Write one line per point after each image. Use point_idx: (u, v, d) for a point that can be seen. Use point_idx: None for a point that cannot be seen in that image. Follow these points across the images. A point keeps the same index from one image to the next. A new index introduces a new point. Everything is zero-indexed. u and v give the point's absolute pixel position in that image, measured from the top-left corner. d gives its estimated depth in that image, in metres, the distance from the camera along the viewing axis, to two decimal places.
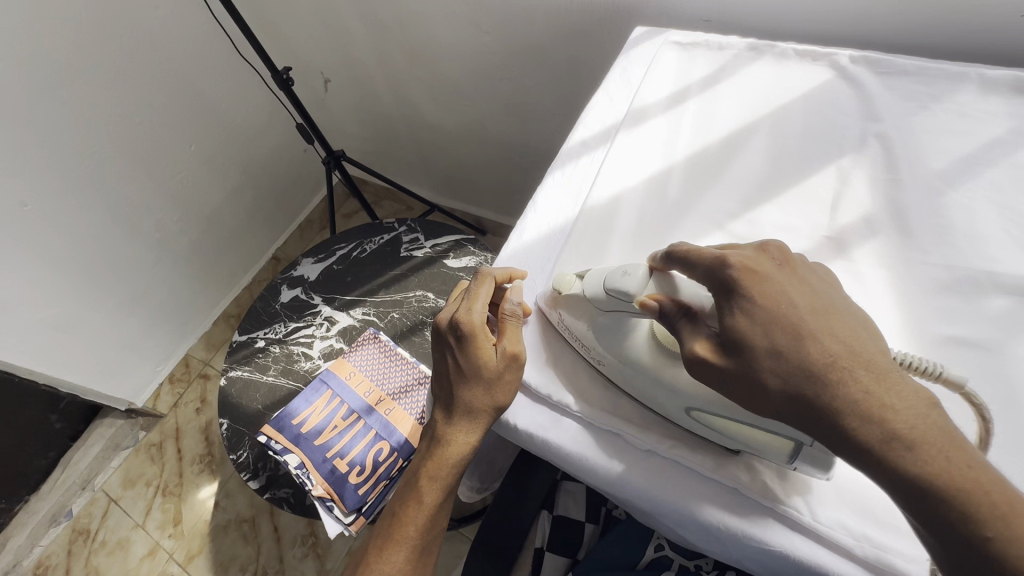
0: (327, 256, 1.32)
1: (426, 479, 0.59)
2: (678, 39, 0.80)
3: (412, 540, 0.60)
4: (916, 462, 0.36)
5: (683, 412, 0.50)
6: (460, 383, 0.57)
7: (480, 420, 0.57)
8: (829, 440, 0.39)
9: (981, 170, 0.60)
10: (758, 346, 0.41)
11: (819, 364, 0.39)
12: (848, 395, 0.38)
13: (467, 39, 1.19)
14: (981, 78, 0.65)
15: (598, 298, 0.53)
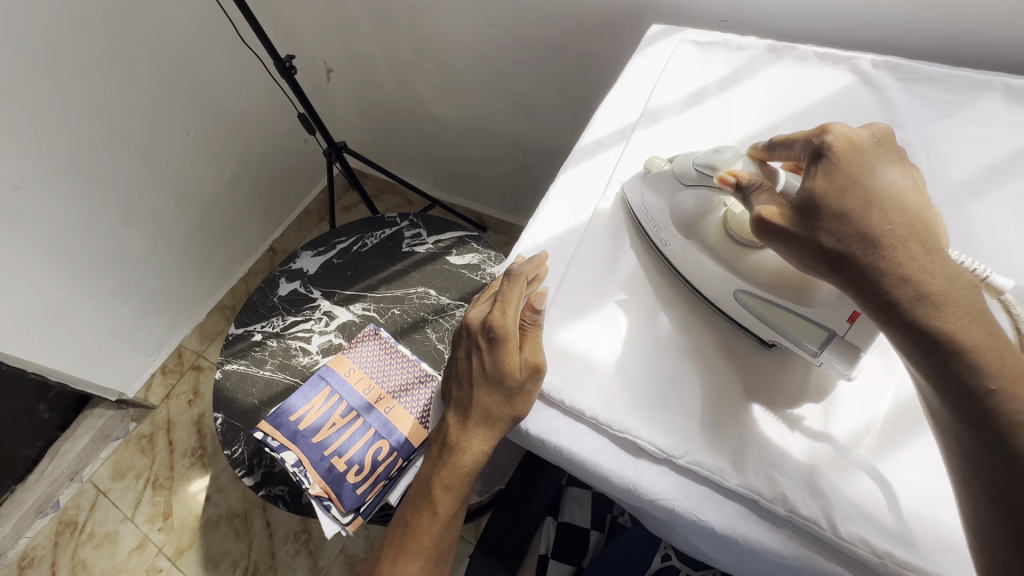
0: (327, 249, 1.29)
1: (440, 485, 0.58)
2: (695, 38, 0.78)
3: (425, 548, 0.59)
4: (938, 316, 0.37)
5: (732, 295, 0.54)
6: (484, 387, 0.56)
7: (499, 428, 0.56)
8: (860, 288, 0.41)
9: (1003, 181, 0.59)
10: (829, 202, 0.43)
11: (879, 226, 0.41)
12: (889, 254, 0.40)
13: (475, 31, 1.16)
14: (1005, 87, 0.64)
15: (685, 173, 0.57)
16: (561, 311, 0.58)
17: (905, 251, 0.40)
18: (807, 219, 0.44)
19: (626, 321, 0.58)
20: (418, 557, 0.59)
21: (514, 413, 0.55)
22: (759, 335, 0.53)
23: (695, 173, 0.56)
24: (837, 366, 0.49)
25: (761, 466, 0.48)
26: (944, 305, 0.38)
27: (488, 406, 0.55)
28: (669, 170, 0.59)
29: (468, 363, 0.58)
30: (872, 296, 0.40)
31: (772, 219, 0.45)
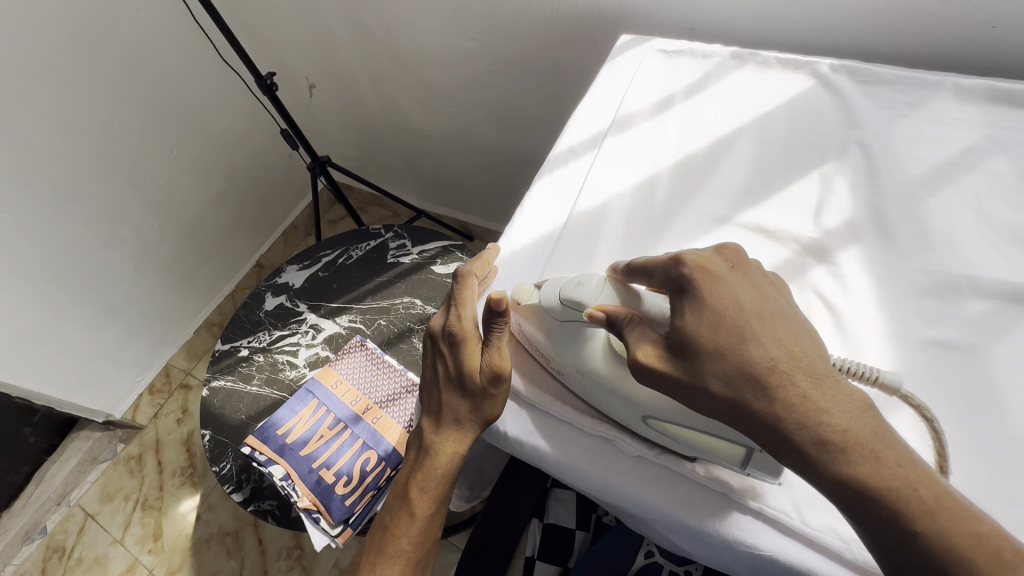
0: (312, 262, 1.31)
1: (416, 487, 0.59)
2: (663, 48, 0.81)
3: (406, 551, 0.59)
4: (847, 463, 0.37)
5: (641, 421, 0.50)
6: (450, 391, 0.58)
7: (472, 425, 0.57)
8: (767, 440, 0.40)
9: (958, 175, 0.61)
10: (704, 344, 0.42)
11: (761, 365, 0.40)
12: (781, 399, 0.39)
13: (453, 45, 1.19)
14: (957, 87, 0.67)
15: (552, 308, 0.53)
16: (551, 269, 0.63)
17: (797, 390, 0.39)
18: (685, 362, 0.42)
19: None
20: (400, 561, 0.59)
21: (485, 409, 0.56)
22: (682, 452, 0.49)
23: (562, 308, 0.53)
24: (765, 474, 0.46)
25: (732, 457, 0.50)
26: (852, 449, 0.37)
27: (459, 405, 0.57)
28: (536, 303, 0.55)
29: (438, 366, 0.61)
30: (781, 448, 0.39)
31: (670, 370, 0.43)
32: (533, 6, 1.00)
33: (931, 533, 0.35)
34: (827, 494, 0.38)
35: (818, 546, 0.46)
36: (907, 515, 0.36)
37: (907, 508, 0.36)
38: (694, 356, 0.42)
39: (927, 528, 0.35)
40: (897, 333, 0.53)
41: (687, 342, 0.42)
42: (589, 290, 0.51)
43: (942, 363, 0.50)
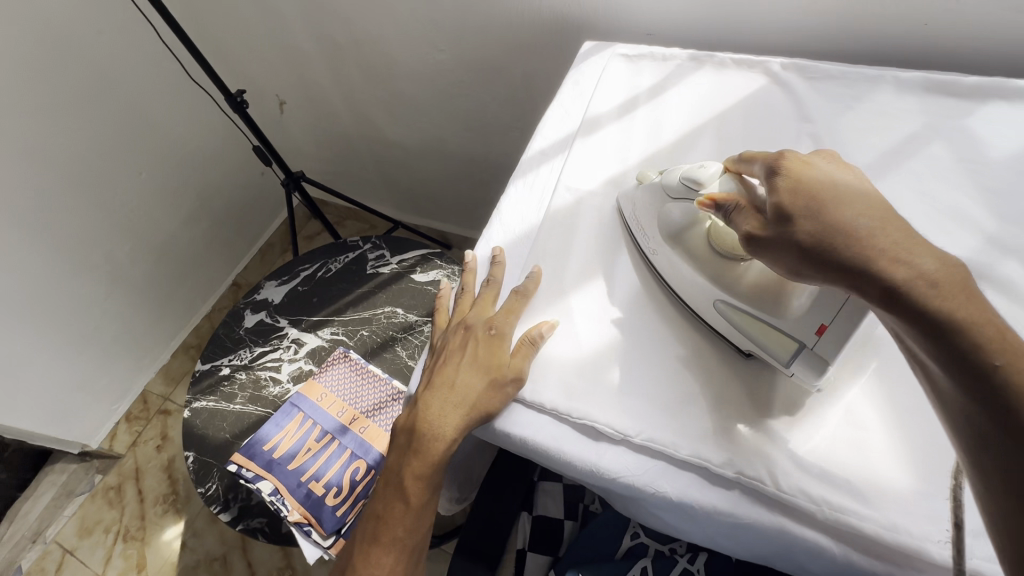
0: (291, 277, 1.31)
1: (409, 475, 0.59)
2: (624, 53, 0.85)
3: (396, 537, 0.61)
4: (937, 299, 0.38)
5: (711, 304, 0.56)
6: (467, 381, 0.58)
7: (471, 415, 0.56)
8: (855, 281, 0.41)
9: (902, 161, 0.65)
10: (796, 205, 0.46)
11: (850, 221, 0.43)
12: (869, 244, 0.41)
13: (423, 57, 1.21)
14: (896, 80, 0.72)
15: (672, 187, 0.61)
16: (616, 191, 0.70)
17: (884, 238, 0.42)
18: (781, 222, 0.47)
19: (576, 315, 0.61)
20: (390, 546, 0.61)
21: (487, 398, 0.57)
22: (739, 344, 0.55)
23: (680, 186, 0.60)
24: (807, 377, 0.50)
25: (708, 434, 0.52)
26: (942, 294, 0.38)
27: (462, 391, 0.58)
28: (657, 183, 0.63)
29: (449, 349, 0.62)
30: (870, 289, 0.41)
31: (769, 232, 0.47)
32: (500, 16, 1.03)
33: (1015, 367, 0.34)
34: (919, 334, 0.38)
35: (792, 509, 0.48)
36: (989, 347, 0.35)
37: (989, 341, 0.35)
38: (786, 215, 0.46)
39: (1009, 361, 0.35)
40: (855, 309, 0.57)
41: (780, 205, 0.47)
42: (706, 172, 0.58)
43: None
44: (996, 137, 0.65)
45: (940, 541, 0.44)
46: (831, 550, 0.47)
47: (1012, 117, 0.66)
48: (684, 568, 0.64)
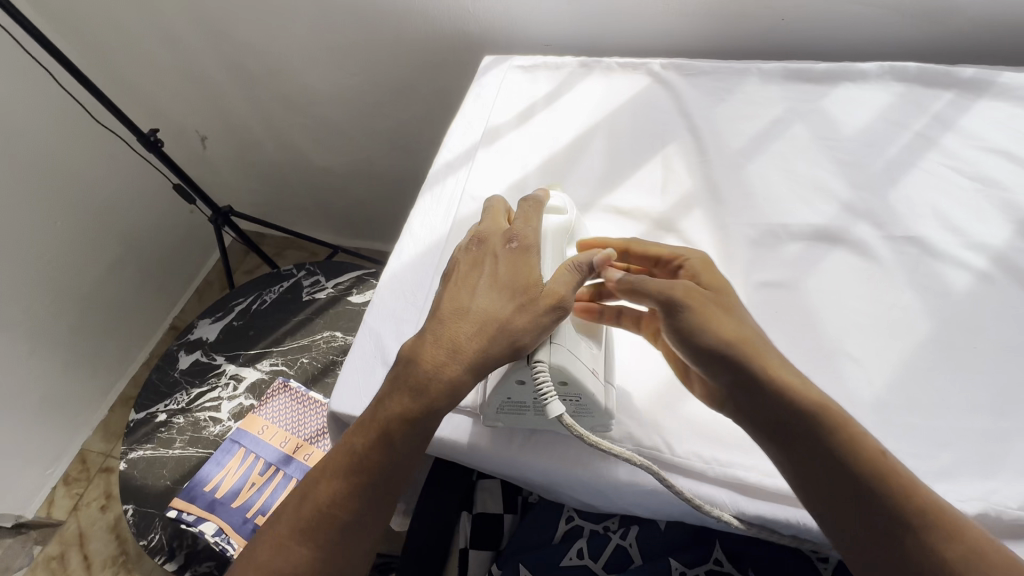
0: (225, 313, 1.28)
1: (403, 388, 0.51)
2: (520, 64, 0.89)
3: (357, 470, 0.51)
4: (822, 430, 0.43)
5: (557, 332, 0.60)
6: (500, 296, 0.53)
7: (499, 339, 0.51)
8: (749, 397, 0.46)
9: (769, 143, 0.72)
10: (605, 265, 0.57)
11: (739, 336, 0.47)
12: (758, 373, 0.46)
13: (337, 81, 1.23)
14: (760, 72, 0.79)
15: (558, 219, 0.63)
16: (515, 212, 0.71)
17: (775, 364, 0.47)
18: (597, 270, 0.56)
19: None
20: (348, 479, 0.51)
21: (516, 321, 0.51)
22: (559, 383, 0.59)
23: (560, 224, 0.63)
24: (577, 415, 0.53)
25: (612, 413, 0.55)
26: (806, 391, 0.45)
27: (495, 309, 0.52)
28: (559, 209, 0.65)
29: (477, 264, 0.56)
30: (768, 406, 0.45)
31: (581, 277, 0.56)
32: (407, 35, 1.08)
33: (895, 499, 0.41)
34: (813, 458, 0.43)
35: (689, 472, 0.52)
36: (887, 482, 0.41)
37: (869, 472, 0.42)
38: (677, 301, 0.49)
39: (891, 493, 0.41)
40: (736, 281, 0.62)
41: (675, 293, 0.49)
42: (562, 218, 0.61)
43: (771, 299, 0.59)
44: (847, 114, 0.72)
45: None
46: (727, 506, 0.51)
47: (859, 96, 0.74)
48: (617, 544, 0.65)
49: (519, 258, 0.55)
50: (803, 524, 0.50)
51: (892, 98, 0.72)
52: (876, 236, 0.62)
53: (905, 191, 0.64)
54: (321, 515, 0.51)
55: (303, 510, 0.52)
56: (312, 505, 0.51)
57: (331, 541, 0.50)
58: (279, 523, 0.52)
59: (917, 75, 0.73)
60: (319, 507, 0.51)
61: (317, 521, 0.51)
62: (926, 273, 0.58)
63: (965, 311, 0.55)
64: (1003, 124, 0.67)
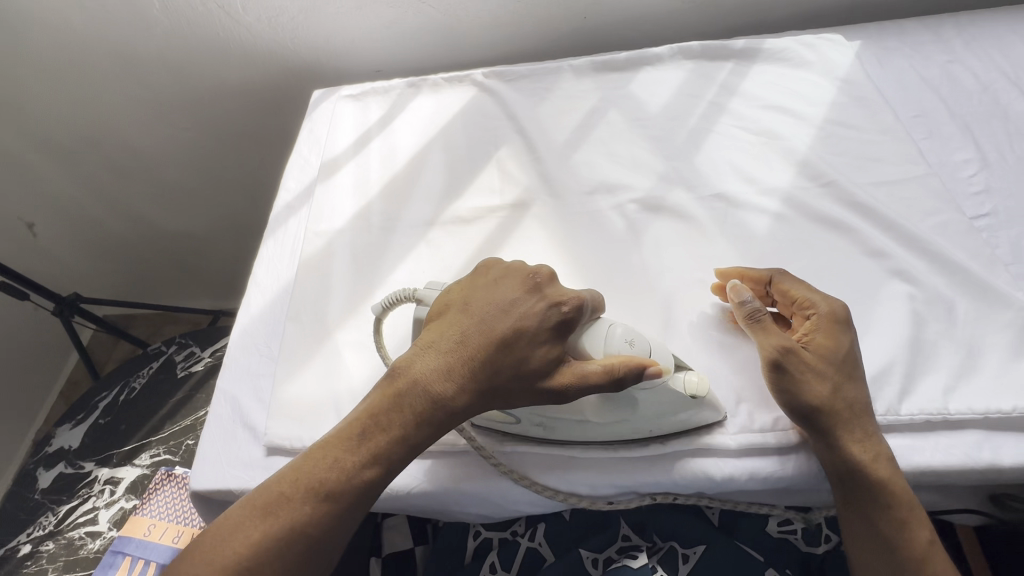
0: (88, 413, 1.14)
1: (405, 399, 0.49)
2: (349, 93, 0.89)
3: (336, 492, 0.46)
4: (851, 440, 0.48)
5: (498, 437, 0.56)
6: (448, 343, 0.51)
7: (432, 375, 0.49)
8: (801, 412, 0.49)
9: (591, 131, 0.77)
10: (521, 379, 0.49)
11: (805, 359, 0.50)
12: (814, 394, 0.49)
13: (170, 140, 1.16)
14: (572, 67, 0.84)
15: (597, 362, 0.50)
16: (362, 242, 0.71)
17: (831, 379, 0.49)
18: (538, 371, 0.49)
19: (348, 353, 0.62)
20: (322, 495, 0.46)
21: (445, 379, 0.49)
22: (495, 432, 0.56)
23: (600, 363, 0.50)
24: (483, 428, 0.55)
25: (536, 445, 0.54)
26: (857, 424, 0.48)
27: (496, 329, 0.50)
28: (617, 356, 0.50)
29: (513, 287, 0.53)
30: (816, 421, 0.49)
31: (517, 375, 0.49)
32: (233, 78, 1.05)
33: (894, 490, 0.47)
34: (841, 463, 0.48)
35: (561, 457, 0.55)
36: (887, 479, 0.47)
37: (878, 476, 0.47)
38: (764, 329, 0.52)
39: (892, 487, 0.47)
40: (578, 265, 0.65)
41: (765, 321, 0.52)
42: (607, 332, 0.51)
43: (611, 276, 0.63)
44: (650, 95, 0.79)
45: (667, 437, 0.53)
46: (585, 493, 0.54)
47: (659, 77, 0.81)
48: (528, 547, 0.64)
49: (474, 328, 0.51)
50: (672, 480, 0.52)
51: (686, 74, 0.80)
52: (689, 199, 0.68)
53: (707, 154, 0.71)
54: (276, 526, 0.45)
55: (261, 506, 0.46)
56: (271, 508, 0.46)
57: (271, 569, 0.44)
58: (235, 509, 0.46)
59: (701, 52, 0.81)
60: (278, 514, 0.45)
61: (269, 537, 0.45)
62: (732, 223, 0.65)
63: (767, 250, 0.62)
64: (775, 83, 0.77)
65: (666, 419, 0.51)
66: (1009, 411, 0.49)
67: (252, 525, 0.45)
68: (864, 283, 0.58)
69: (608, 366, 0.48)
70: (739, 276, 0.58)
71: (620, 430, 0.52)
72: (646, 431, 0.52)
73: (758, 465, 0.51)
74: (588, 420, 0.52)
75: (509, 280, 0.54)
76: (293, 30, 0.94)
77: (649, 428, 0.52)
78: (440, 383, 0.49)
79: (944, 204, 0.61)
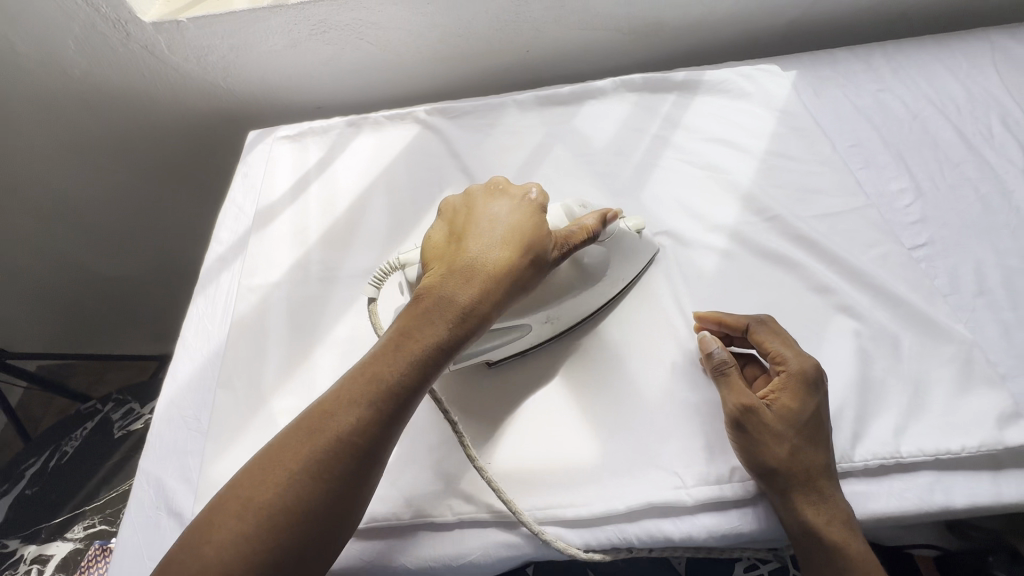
0: (13, 484, 1.04)
1: (433, 305, 0.48)
2: (286, 134, 0.85)
3: (382, 388, 0.44)
4: (808, 505, 0.47)
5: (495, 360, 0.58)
6: (451, 252, 0.53)
7: (451, 273, 0.50)
8: (758, 474, 0.48)
9: (537, 168, 0.75)
10: (534, 255, 0.52)
11: (765, 418, 0.49)
12: (772, 456, 0.48)
13: (98, 183, 1.08)
14: (517, 102, 0.82)
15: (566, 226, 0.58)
16: (300, 295, 0.67)
17: (792, 440, 0.48)
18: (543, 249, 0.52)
19: (286, 420, 0.58)
20: (370, 402, 0.43)
21: (463, 271, 0.50)
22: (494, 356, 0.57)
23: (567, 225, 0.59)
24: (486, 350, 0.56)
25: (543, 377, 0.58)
26: (814, 488, 0.47)
27: (503, 232, 0.53)
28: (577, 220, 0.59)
29: (503, 203, 0.56)
30: (773, 482, 0.48)
31: (532, 255, 0.52)
32: (163, 117, 0.99)
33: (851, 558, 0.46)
34: (798, 527, 0.47)
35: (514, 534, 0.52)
36: (843, 547, 0.46)
37: (835, 543, 0.46)
38: (729, 384, 0.51)
39: (849, 553, 0.46)
40: None
41: (731, 375, 0.51)
42: (564, 213, 0.59)
43: None
44: (595, 129, 0.78)
45: (625, 495, 0.50)
46: (580, 542, 0.50)
47: (603, 110, 0.80)
48: None
49: (475, 234, 0.53)
50: (632, 540, 0.50)
51: (630, 107, 0.80)
52: None
53: (652, 190, 0.71)
54: (326, 441, 0.42)
55: (304, 427, 0.43)
56: (317, 425, 0.42)
57: (325, 489, 0.41)
58: (275, 439, 0.43)
59: (644, 84, 0.81)
60: (322, 428, 0.42)
61: (321, 444, 0.41)
62: (679, 261, 0.64)
63: (716, 289, 0.61)
64: (717, 114, 0.77)
65: (629, 264, 0.61)
66: (959, 452, 0.48)
67: (298, 438, 0.42)
68: (812, 320, 0.57)
69: (585, 226, 0.56)
70: (716, 321, 0.56)
71: (603, 290, 0.60)
72: (620, 280, 0.61)
73: (718, 520, 0.50)
74: (581, 291, 0.58)
75: (486, 198, 0.58)
76: (224, 69, 0.90)
77: (619, 277, 0.61)
78: (465, 275, 0.50)
79: (884, 236, 0.62)
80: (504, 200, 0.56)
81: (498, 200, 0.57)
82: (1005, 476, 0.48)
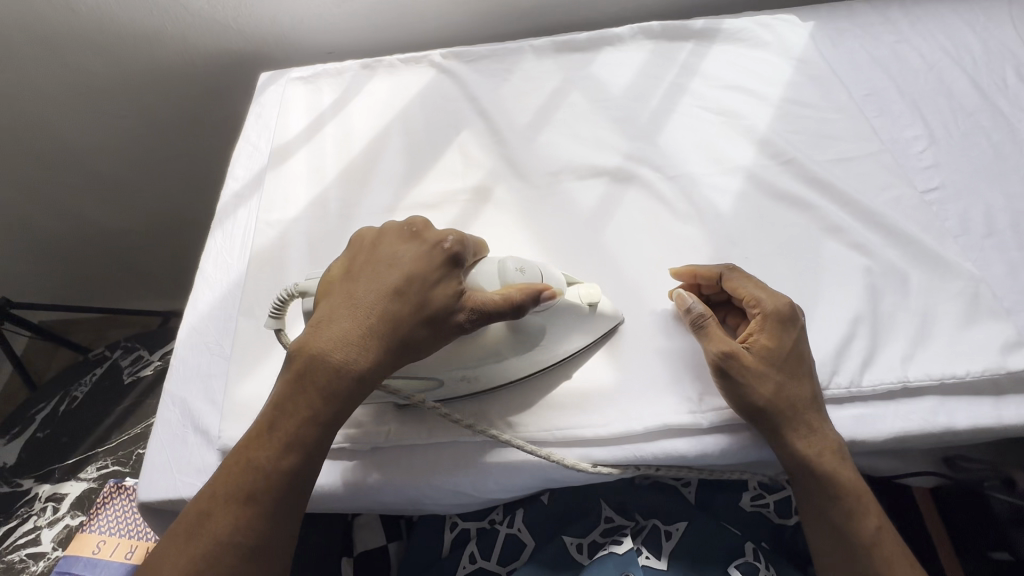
0: (26, 428, 1.05)
1: (307, 376, 0.46)
2: (299, 75, 0.84)
3: (259, 487, 0.44)
4: (801, 438, 0.49)
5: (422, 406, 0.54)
6: (338, 313, 0.48)
7: (331, 345, 0.46)
8: (746, 412, 0.49)
9: (553, 112, 0.75)
10: (429, 321, 0.47)
11: (752, 359, 0.50)
12: (759, 395, 0.49)
13: (104, 128, 1.06)
14: (533, 48, 0.82)
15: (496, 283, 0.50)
16: (318, 230, 0.67)
17: (780, 380, 0.49)
18: (442, 314, 0.47)
19: None
20: (241, 502, 0.44)
21: (349, 341, 0.46)
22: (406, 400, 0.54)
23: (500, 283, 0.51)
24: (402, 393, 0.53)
25: (594, 423, 0.52)
26: (802, 423, 0.49)
27: (394, 288, 0.48)
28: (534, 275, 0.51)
29: (395, 244, 0.51)
30: (762, 421, 0.49)
31: (428, 321, 0.47)
32: (171, 61, 0.98)
33: (852, 483, 0.48)
34: (792, 462, 0.49)
35: (541, 462, 0.53)
36: (841, 475, 0.48)
37: (835, 472, 0.48)
38: (707, 335, 0.52)
39: (847, 480, 0.48)
40: (544, 251, 0.63)
41: (708, 327, 0.52)
42: (499, 268, 0.51)
43: (577, 262, 0.62)
44: (612, 75, 0.78)
45: (643, 416, 0.52)
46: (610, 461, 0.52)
47: (621, 57, 0.80)
48: (506, 534, 0.62)
49: (367, 291, 0.48)
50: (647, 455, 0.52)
51: (647, 55, 0.79)
52: (655, 178, 0.67)
53: (670, 135, 0.71)
54: (202, 545, 0.43)
55: (183, 531, 0.44)
56: (193, 528, 0.43)
57: None
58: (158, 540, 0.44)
59: (661, 32, 0.80)
60: (201, 532, 0.43)
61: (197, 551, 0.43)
62: (697, 201, 0.65)
63: (732, 228, 0.62)
64: (734, 63, 0.77)
65: (572, 335, 0.54)
66: (963, 376, 0.50)
67: (177, 545, 0.43)
68: (824, 258, 0.59)
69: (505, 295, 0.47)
70: (691, 275, 0.56)
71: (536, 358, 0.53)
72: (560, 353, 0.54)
73: (729, 440, 0.52)
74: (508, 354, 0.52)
75: (385, 241, 0.51)
76: (235, 8, 0.89)
77: (560, 350, 0.54)
78: (349, 346, 0.46)
79: (897, 178, 0.63)
80: (404, 248, 0.50)
81: (398, 246, 0.50)
82: (1004, 400, 0.50)
